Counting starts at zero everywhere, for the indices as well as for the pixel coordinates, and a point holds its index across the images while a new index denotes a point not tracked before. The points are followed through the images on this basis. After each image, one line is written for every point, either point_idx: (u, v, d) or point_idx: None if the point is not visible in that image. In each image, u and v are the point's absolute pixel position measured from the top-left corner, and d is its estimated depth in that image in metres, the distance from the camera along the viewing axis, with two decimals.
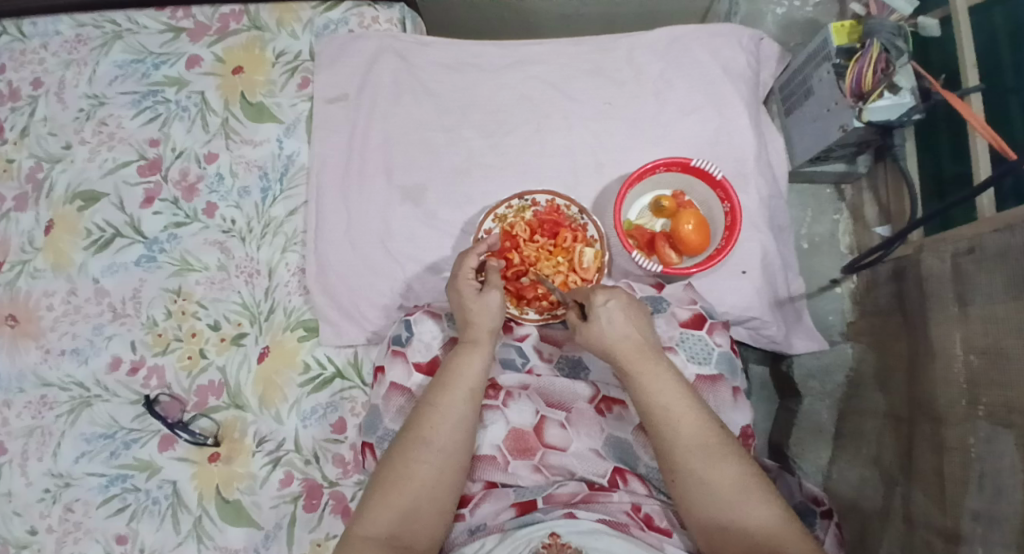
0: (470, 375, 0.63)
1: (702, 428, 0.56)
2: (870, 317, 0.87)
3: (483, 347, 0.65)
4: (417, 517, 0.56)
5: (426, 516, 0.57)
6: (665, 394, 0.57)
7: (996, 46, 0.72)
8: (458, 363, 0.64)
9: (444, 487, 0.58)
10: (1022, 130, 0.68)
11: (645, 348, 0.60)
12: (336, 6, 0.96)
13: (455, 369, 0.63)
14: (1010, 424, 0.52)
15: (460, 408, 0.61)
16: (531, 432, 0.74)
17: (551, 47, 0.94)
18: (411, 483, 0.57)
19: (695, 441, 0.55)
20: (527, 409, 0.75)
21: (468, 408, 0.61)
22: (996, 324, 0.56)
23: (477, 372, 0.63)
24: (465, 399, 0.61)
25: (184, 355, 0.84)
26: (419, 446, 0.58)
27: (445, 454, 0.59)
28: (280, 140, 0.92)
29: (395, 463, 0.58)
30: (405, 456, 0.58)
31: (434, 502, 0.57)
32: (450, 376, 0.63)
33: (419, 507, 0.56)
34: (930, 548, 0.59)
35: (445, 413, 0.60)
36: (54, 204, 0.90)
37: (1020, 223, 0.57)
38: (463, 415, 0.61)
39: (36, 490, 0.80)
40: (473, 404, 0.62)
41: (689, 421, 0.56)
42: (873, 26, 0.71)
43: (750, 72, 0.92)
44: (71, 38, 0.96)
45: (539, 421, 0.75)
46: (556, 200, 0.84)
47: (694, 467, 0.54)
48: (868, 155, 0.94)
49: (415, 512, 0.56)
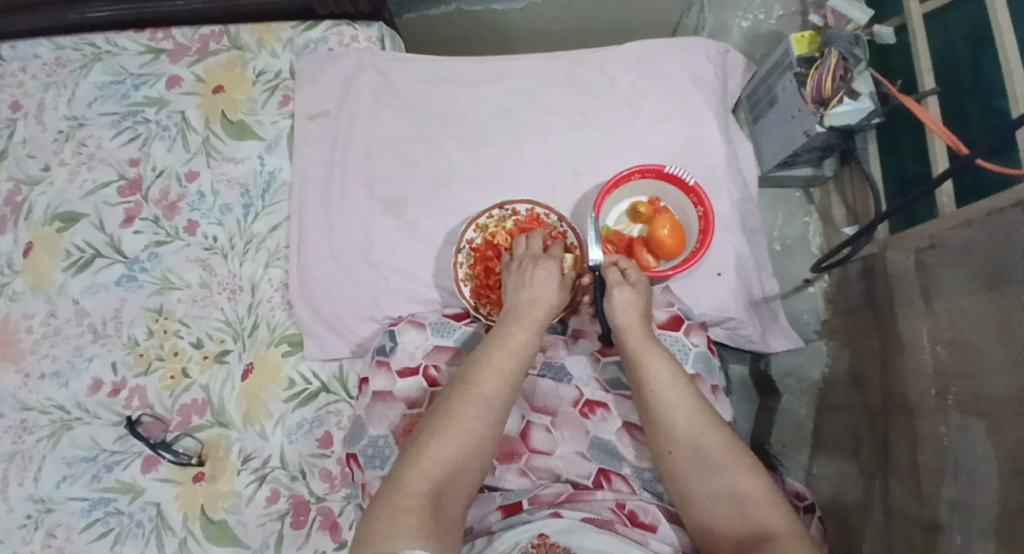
0: (520, 344, 0.63)
1: (697, 422, 0.59)
2: (842, 315, 0.90)
3: (538, 321, 0.66)
4: (457, 480, 0.54)
5: (464, 480, 0.55)
6: (667, 391, 0.61)
7: (950, 52, 0.76)
8: (508, 333, 0.64)
9: (484, 451, 0.57)
10: (978, 131, 0.71)
11: (649, 344, 0.65)
12: (315, 25, 0.98)
13: (507, 337, 0.63)
14: (980, 412, 0.54)
15: (512, 375, 0.61)
16: (517, 438, 0.75)
17: (527, 61, 0.97)
18: (458, 441, 0.56)
19: (687, 435, 0.59)
20: (514, 415, 0.76)
21: (516, 377, 0.61)
22: (961, 317, 0.59)
23: (529, 346, 0.64)
24: (515, 366, 0.62)
25: (166, 374, 0.84)
26: (470, 404, 0.58)
27: (491, 416, 0.58)
28: (261, 157, 0.93)
29: (440, 422, 0.57)
30: (450, 416, 0.57)
31: (472, 465, 0.56)
32: (507, 342, 0.63)
33: (460, 469, 0.55)
34: (909, 538, 0.61)
35: (497, 381, 0.60)
36: (33, 226, 0.89)
37: (978, 218, 0.59)
38: (512, 383, 0.61)
39: (16, 517, 0.78)
40: (520, 373, 0.62)
41: (690, 419, 0.60)
42: (830, 35, 0.77)
43: (718, 82, 0.95)
44: (50, 61, 0.96)
45: (525, 425, 0.76)
46: (536, 209, 0.85)
47: (685, 459, 0.59)
48: (833, 159, 0.99)
49: (459, 473, 0.55)
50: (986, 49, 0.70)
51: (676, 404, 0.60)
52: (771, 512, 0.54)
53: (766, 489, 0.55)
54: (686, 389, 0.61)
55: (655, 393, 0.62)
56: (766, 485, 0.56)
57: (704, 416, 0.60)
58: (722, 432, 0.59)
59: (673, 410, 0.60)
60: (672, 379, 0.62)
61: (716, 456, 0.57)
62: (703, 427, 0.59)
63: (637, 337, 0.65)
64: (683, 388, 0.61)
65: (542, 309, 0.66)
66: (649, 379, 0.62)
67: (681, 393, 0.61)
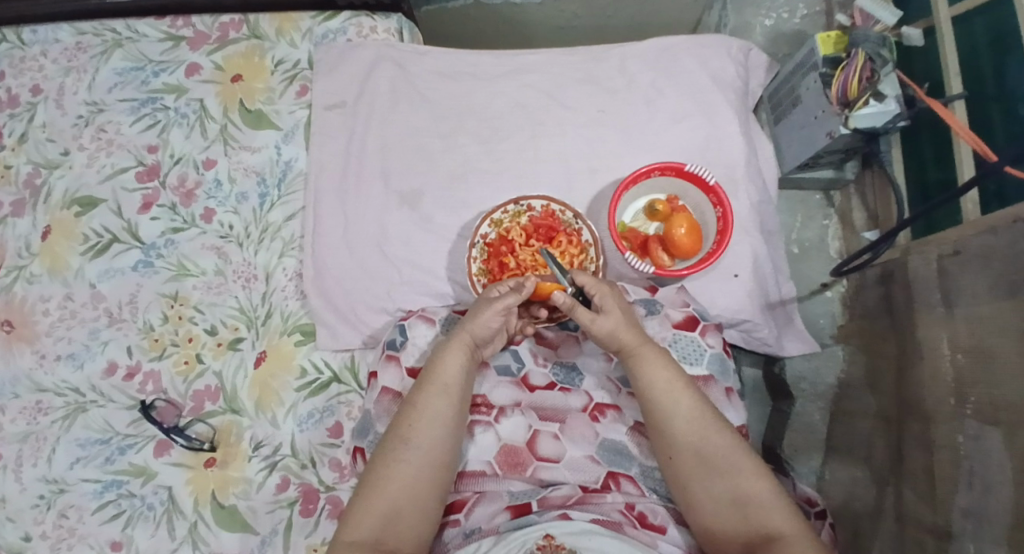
0: (447, 375, 0.65)
1: (696, 427, 0.60)
2: (859, 320, 0.89)
3: (464, 347, 0.68)
4: (400, 520, 0.58)
5: (409, 519, 0.59)
6: (665, 401, 0.62)
7: (977, 55, 0.75)
8: (437, 364, 0.66)
9: (425, 488, 0.60)
10: (1004, 135, 0.70)
11: (643, 351, 0.65)
12: (334, 15, 0.98)
13: (435, 369, 0.66)
14: (997, 421, 0.53)
15: (440, 408, 0.64)
16: (525, 447, 0.74)
17: (546, 57, 0.96)
18: (392, 485, 0.59)
19: (688, 441, 0.60)
20: (520, 424, 0.75)
21: (446, 407, 0.64)
22: (981, 324, 0.58)
23: (457, 374, 0.66)
24: (442, 399, 0.64)
25: (180, 360, 0.84)
26: (399, 446, 0.61)
27: (426, 452, 0.61)
28: (278, 146, 0.93)
29: (377, 466, 0.61)
30: (385, 459, 0.61)
31: (415, 502, 0.60)
32: (432, 377, 0.65)
33: (401, 508, 0.59)
34: (921, 547, 0.60)
35: (427, 417, 0.63)
36: (52, 209, 0.90)
37: (1003, 225, 0.58)
38: (441, 414, 0.63)
39: (29, 496, 0.79)
40: (455, 401, 0.65)
41: (692, 428, 0.60)
42: (857, 37, 0.76)
43: (739, 81, 0.94)
44: (71, 46, 0.97)
45: (533, 434, 0.75)
46: (551, 206, 0.85)
47: (688, 463, 0.60)
48: (855, 161, 0.97)
49: (398, 515, 0.58)
50: (1011, 54, 0.69)
51: (675, 410, 0.61)
52: (773, 513, 0.55)
53: (768, 490, 0.56)
54: (685, 394, 0.62)
55: (654, 400, 0.62)
56: (769, 487, 0.57)
57: (704, 419, 0.60)
58: (723, 434, 0.60)
59: (672, 416, 0.61)
60: (670, 386, 0.62)
61: (718, 458, 0.58)
62: (703, 431, 0.60)
63: (632, 344, 0.65)
64: (681, 393, 0.62)
65: (464, 337, 0.68)
66: (647, 386, 0.63)
67: (678, 397, 0.62)
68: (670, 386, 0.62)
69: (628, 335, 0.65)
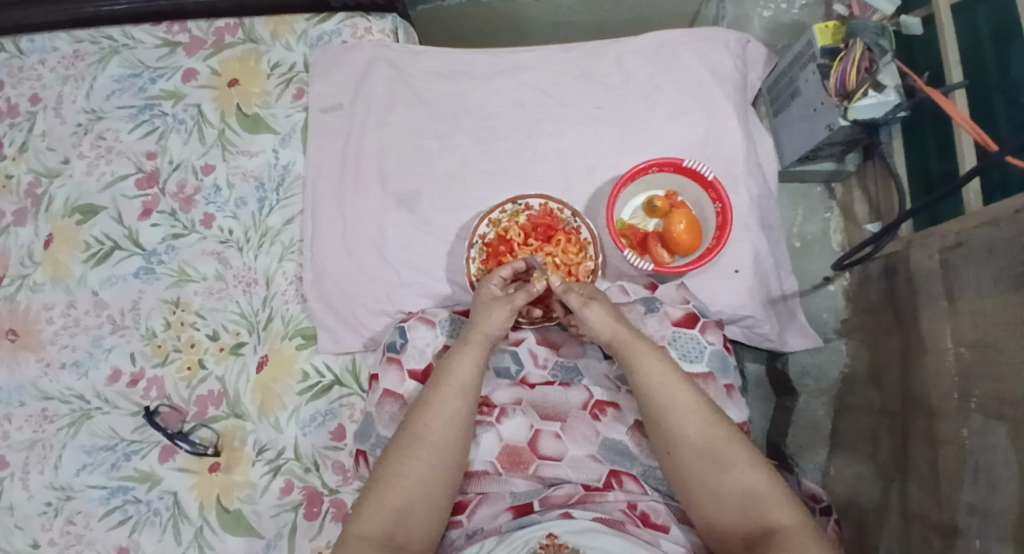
0: (458, 375, 0.65)
1: (697, 418, 0.60)
2: (862, 314, 0.88)
3: (479, 347, 0.68)
4: (412, 516, 0.59)
5: (420, 516, 0.59)
6: (668, 392, 0.61)
7: (978, 43, 0.73)
8: (451, 364, 0.67)
9: (437, 486, 0.60)
10: (1006, 125, 0.69)
11: (641, 345, 0.65)
12: (329, 17, 0.97)
13: (449, 368, 0.66)
14: (1002, 416, 0.52)
15: (452, 406, 0.64)
16: (527, 447, 0.74)
17: (541, 54, 0.95)
18: (406, 482, 0.59)
19: (688, 434, 0.59)
20: (522, 425, 0.75)
21: (459, 406, 0.64)
22: (985, 317, 0.57)
23: (466, 370, 0.66)
24: (458, 400, 0.64)
25: (184, 365, 0.85)
26: (414, 445, 0.61)
27: (437, 450, 0.61)
28: (276, 150, 0.93)
29: (390, 462, 0.61)
30: (399, 455, 0.61)
31: (428, 500, 0.60)
32: (444, 373, 0.66)
33: (413, 505, 0.59)
34: (927, 542, 0.59)
35: (440, 413, 0.63)
36: (54, 218, 0.91)
37: (1004, 216, 0.58)
38: (456, 414, 0.63)
39: (37, 504, 0.80)
40: (465, 401, 0.64)
41: (695, 423, 0.59)
42: (856, 28, 0.75)
43: (738, 74, 0.93)
44: (68, 54, 0.97)
45: (533, 434, 0.74)
46: (549, 204, 0.84)
47: (688, 458, 0.59)
48: (856, 153, 0.97)
49: (410, 512, 0.59)
50: (1013, 40, 0.68)
51: (673, 404, 0.61)
52: (774, 506, 0.54)
53: (769, 483, 0.56)
54: (684, 386, 0.61)
55: (651, 393, 0.62)
56: (768, 479, 0.56)
57: (703, 412, 0.60)
58: (722, 427, 0.59)
59: (672, 408, 0.60)
60: (667, 378, 0.62)
61: (718, 451, 0.58)
62: (703, 423, 0.59)
63: (623, 341, 0.66)
64: (680, 386, 0.61)
65: (479, 339, 0.68)
66: (646, 381, 0.63)
67: (677, 390, 0.61)
68: (669, 378, 0.62)
69: (622, 332, 0.66)
